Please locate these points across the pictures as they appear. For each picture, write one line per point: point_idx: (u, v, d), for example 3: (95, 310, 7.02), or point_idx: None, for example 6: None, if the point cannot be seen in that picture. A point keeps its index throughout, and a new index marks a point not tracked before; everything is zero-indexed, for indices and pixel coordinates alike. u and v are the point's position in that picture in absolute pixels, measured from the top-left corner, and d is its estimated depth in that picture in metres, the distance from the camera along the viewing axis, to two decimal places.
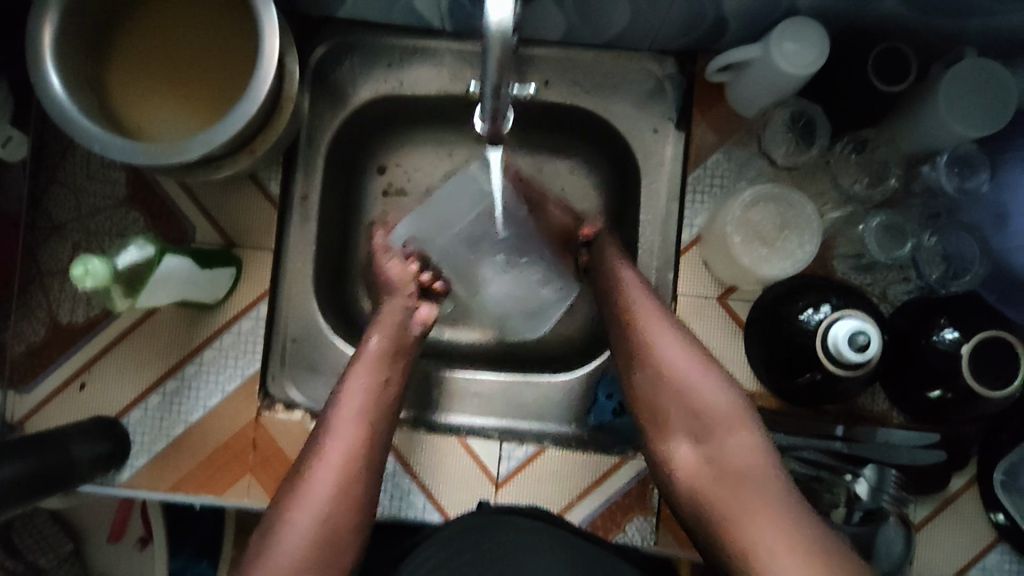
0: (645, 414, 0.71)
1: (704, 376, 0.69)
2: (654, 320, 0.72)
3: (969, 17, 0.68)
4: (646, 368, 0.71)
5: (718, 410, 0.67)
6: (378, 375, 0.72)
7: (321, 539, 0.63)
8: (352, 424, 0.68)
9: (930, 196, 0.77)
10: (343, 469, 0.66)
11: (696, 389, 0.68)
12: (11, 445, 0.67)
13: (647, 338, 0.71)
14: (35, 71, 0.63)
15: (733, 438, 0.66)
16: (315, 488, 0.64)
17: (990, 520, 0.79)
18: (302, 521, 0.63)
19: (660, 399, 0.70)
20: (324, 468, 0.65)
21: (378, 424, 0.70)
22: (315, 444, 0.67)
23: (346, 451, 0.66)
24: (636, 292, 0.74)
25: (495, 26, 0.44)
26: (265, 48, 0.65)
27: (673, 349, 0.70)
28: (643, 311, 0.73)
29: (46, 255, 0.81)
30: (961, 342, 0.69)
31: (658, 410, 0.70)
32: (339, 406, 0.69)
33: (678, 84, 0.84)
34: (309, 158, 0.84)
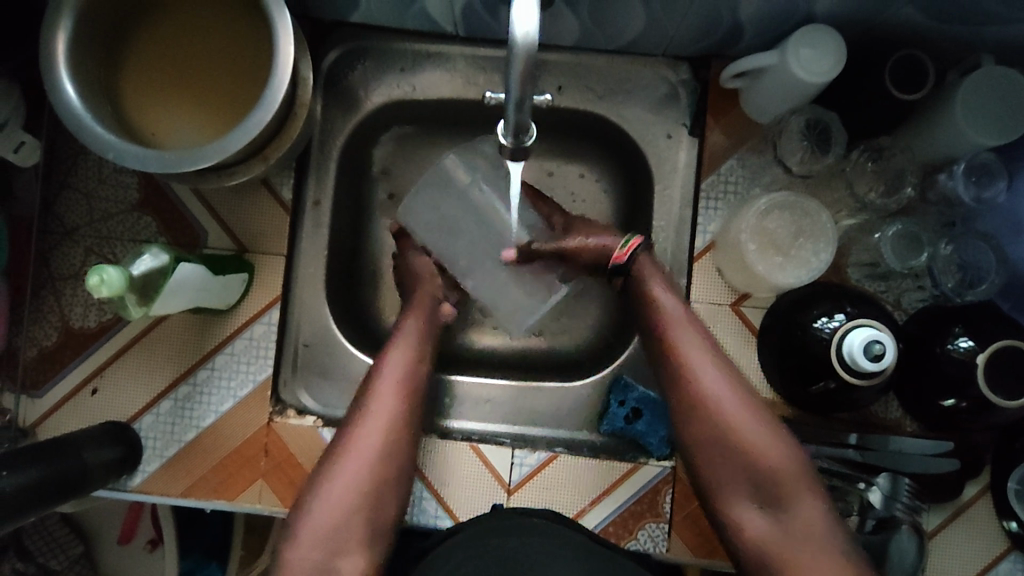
0: (701, 461, 0.68)
1: (768, 438, 0.66)
2: (714, 377, 0.69)
3: (986, 25, 0.68)
4: (707, 427, 0.67)
5: (787, 474, 0.64)
6: (412, 351, 0.75)
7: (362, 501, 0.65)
8: (393, 390, 0.71)
9: (946, 204, 0.77)
10: (386, 431, 0.69)
11: (755, 446, 0.66)
12: (27, 451, 0.67)
13: (709, 398, 0.68)
14: (49, 79, 0.63)
15: (802, 506, 0.63)
16: (361, 445, 0.67)
17: (1003, 527, 0.79)
18: (346, 481, 0.66)
19: (721, 458, 0.67)
20: (367, 434, 0.68)
21: (415, 402, 0.72)
22: (358, 407, 0.70)
23: (388, 415, 0.69)
24: (682, 334, 0.71)
25: (520, 39, 0.44)
26: (279, 55, 0.65)
27: (735, 409, 0.67)
28: (701, 368, 0.69)
29: (58, 259, 0.81)
30: (976, 351, 0.69)
31: (721, 468, 0.67)
32: (378, 376, 0.72)
33: (692, 90, 0.83)
34: (321, 163, 0.84)
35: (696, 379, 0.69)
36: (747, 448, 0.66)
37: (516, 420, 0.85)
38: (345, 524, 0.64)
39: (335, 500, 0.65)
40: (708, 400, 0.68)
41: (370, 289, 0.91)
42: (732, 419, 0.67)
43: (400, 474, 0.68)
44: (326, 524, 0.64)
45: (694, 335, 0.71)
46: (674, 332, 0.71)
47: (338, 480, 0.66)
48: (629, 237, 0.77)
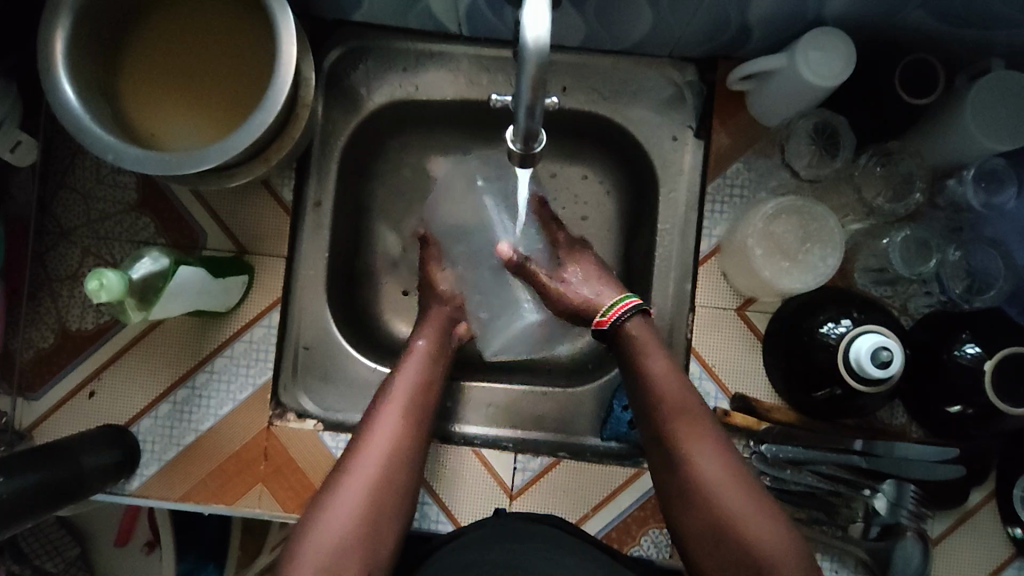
0: (693, 538, 0.63)
1: (762, 523, 0.60)
2: (706, 454, 0.63)
3: (998, 30, 0.67)
4: (699, 507, 0.62)
5: (782, 564, 0.59)
6: (422, 375, 0.73)
7: (363, 525, 0.63)
8: (398, 413, 0.69)
9: (954, 210, 0.76)
10: (388, 456, 0.66)
11: (743, 528, 0.60)
12: (26, 456, 0.66)
13: (701, 481, 0.63)
14: (48, 79, 0.62)
15: None
16: (359, 469, 0.65)
17: (1008, 534, 0.78)
18: (349, 501, 0.63)
19: (711, 539, 0.62)
20: (367, 456, 0.65)
21: (422, 424, 0.70)
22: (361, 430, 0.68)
23: (391, 437, 0.67)
24: (672, 397, 0.66)
25: (532, 44, 0.43)
26: (282, 56, 0.63)
27: (729, 492, 0.62)
28: (693, 446, 0.64)
29: (54, 260, 0.79)
30: (983, 358, 0.69)
31: (712, 553, 0.62)
32: (389, 395, 0.70)
33: (698, 91, 0.82)
34: (323, 164, 0.83)
35: (687, 459, 0.63)
36: (738, 535, 0.60)
37: (518, 424, 0.85)
38: (346, 547, 0.61)
39: (336, 520, 0.62)
40: (699, 481, 0.63)
41: (372, 291, 0.90)
42: (724, 503, 0.61)
43: (397, 504, 0.65)
44: (326, 546, 0.61)
45: (688, 409, 0.65)
46: (667, 404, 0.66)
47: (340, 500, 0.63)
48: (617, 300, 0.71)
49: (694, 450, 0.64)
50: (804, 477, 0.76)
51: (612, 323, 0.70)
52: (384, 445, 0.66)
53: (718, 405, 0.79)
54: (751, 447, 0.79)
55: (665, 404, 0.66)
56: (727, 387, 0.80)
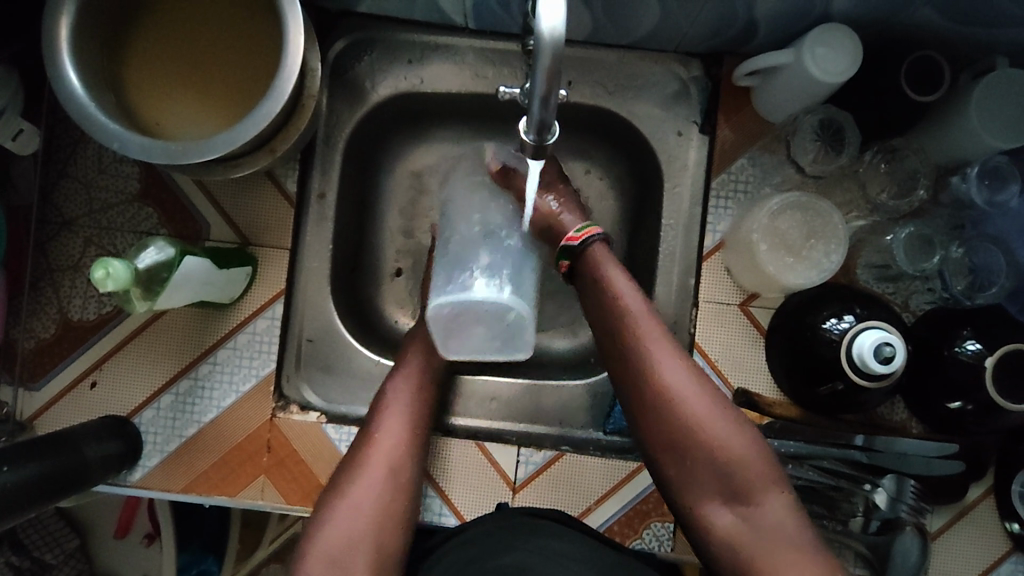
0: (665, 454, 0.65)
1: (732, 432, 0.63)
2: (678, 368, 0.65)
3: (1004, 28, 0.67)
4: (675, 424, 0.64)
5: (755, 470, 0.62)
6: (415, 390, 0.75)
7: (375, 524, 0.64)
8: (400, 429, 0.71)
9: (957, 207, 0.77)
10: (394, 469, 0.68)
11: (713, 433, 0.63)
12: (28, 445, 0.65)
13: (676, 395, 0.64)
14: (52, 66, 0.61)
15: (769, 499, 0.62)
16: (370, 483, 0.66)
17: (1006, 529, 0.79)
18: (358, 503, 0.65)
19: (685, 454, 0.64)
20: (376, 469, 0.67)
21: (416, 424, 0.72)
22: (366, 447, 0.69)
23: (396, 452, 0.69)
24: (635, 309, 0.67)
25: (548, 35, 0.43)
26: (290, 46, 0.63)
27: (703, 402, 0.64)
28: (664, 354, 0.65)
29: (56, 250, 0.79)
30: (984, 354, 0.69)
31: (683, 470, 0.64)
32: (386, 405, 0.73)
33: (703, 86, 0.83)
34: (327, 155, 0.82)
35: (659, 375, 0.64)
36: (712, 448, 0.63)
37: (520, 418, 0.85)
38: (357, 545, 0.63)
39: (347, 520, 0.64)
40: (674, 397, 0.64)
41: (374, 284, 0.90)
42: (701, 416, 0.63)
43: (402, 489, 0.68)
44: (338, 546, 0.62)
45: (657, 326, 0.66)
46: (638, 326, 0.66)
47: (350, 502, 0.65)
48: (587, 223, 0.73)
49: (668, 368, 0.65)
50: (805, 472, 0.76)
51: (582, 238, 0.72)
52: (387, 448, 0.69)
53: None
54: None
55: (634, 324, 0.66)
56: (729, 382, 0.80)
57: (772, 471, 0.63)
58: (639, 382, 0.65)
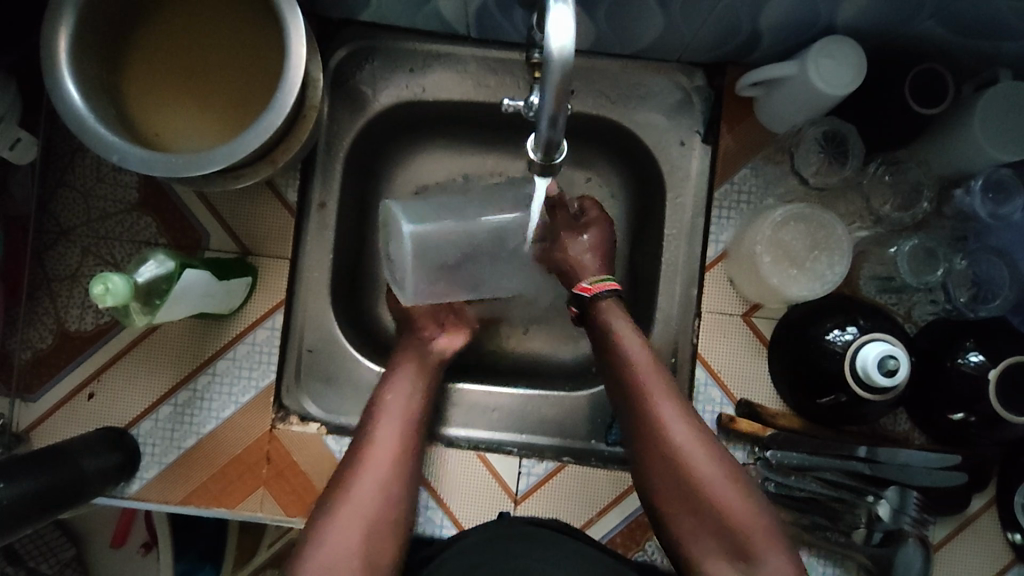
0: (670, 509, 0.67)
1: (733, 491, 0.64)
2: (686, 430, 0.66)
3: (1008, 41, 0.67)
4: (678, 479, 0.66)
5: (754, 530, 0.63)
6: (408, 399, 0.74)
7: (371, 531, 0.64)
8: (392, 435, 0.70)
9: (961, 220, 0.77)
10: (382, 482, 0.67)
11: (715, 491, 0.64)
12: (24, 461, 0.64)
13: (678, 452, 0.66)
14: (51, 77, 0.61)
15: (769, 559, 0.62)
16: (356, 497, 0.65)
17: (1008, 540, 0.79)
18: (352, 508, 0.65)
19: (688, 508, 0.66)
20: (362, 484, 0.66)
21: (416, 429, 0.72)
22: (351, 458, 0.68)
23: (385, 462, 0.68)
24: (642, 364, 0.69)
25: (557, 51, 0.43)
26: (292, 57, 0.63)
27: (705, 462, 0.65)
28: (668, 411, 0.67)
29: (53, 260, 0.78)
30: (987, 366, 0.69)
31: (688, 524, 0.66)
32: (383, 406, 0.72)
33: (706, 96, 0.82)
34: (328, 165, 0.82)
35: (665, 431, 0.66)
36: (712, 506, 0.64)
37: (522, 429, 0.84)
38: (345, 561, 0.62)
39: (343, 524, 0.64)
40: (676, 453, 0.66)
41: (374, 293, 0.90)
42: (705, 475, 0.65)
43: (403, 499, 0.68)
44: (334, 550, 0.62)
45: (664, 384, 0.68)
46: (643, 381, 0.68)
47: (347, 505, 0.65)
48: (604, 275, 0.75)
49: (671, 426, 0.66)
50: (808, 484, 0.76)
51: (597, 289, 0.74)
52: (385, 452, 0.69)
53: (723, 410, 0.80)
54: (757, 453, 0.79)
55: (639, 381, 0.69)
56: (731, 393, 0.80)
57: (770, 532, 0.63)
58: (647, 438, 0.67)
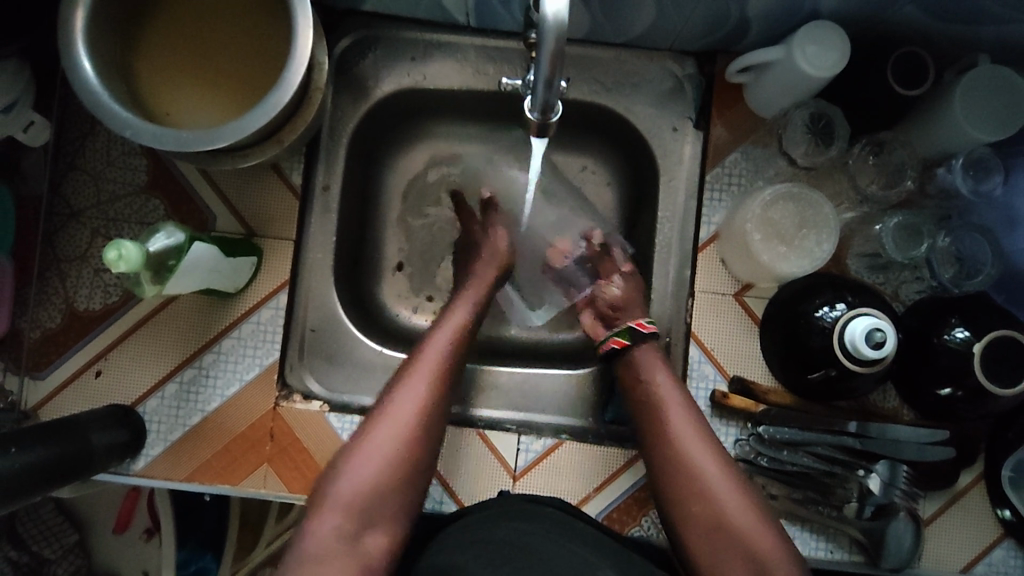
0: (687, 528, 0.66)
1: (751, 516, 0.65)
2: (703, 452, 0.68)
3: (985, 25, 0.70)
4: (693, 498, 0.66)
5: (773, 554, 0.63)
6: (455, 339, 0.74)
7: (397, 465, 0.65)
8: (432, 370, 0.70)
9: (943, 198, 0.79)
10: (417, 417, 0.67)
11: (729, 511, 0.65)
12: (36, 431, 0.66)
13: (696, 473, 0.67)
14: (68, 56, 0.63)
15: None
16: (388, 428, 0.66)
17: (997, 516, 0.81)
18: (383, 439, 0.66)
19: (702, 527, 0.66)
20: (396, 414, 0.67)
21: (449, 379, 0.71)
22: (392, 387, 0.69)
23: (420, 397, 0.68)
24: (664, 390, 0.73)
25: (551, 17, 0.45)
26: (298, 39, 0.65)
27: (724, 483, 0.67)
28: (683, 433, 0.69)
29: (64, 241, 0.81)
30: (972, 341, 0.71)
31: (702, 542, 0.65)
32: (425, 349, 0.72)
33: (697, 83, 0.85)
34: (331, 149, 0.84)
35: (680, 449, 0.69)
36: (726, 524, 0.65)
37: (521, 407, 0.86)
38: (371, 494, 0.64)
39: (365, 466, 0.64)
40: (691, 474, 0.67)
41: (376, 275, 0.92)
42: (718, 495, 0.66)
43: (426, 452, 0.67)
44: (353, 494, 0.63)
45: (686, 413, 0.71)
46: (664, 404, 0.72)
47: (370, 448, 0.65)
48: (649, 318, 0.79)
49: (689, 449, 0.68)
50: (800, 458, 0.78)
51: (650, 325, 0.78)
52: (413, 398, 0.68)
53: (717, 386, 0.82)
54: (750, 428, 0.81)
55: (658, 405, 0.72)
56: (724, 369, 0.82)
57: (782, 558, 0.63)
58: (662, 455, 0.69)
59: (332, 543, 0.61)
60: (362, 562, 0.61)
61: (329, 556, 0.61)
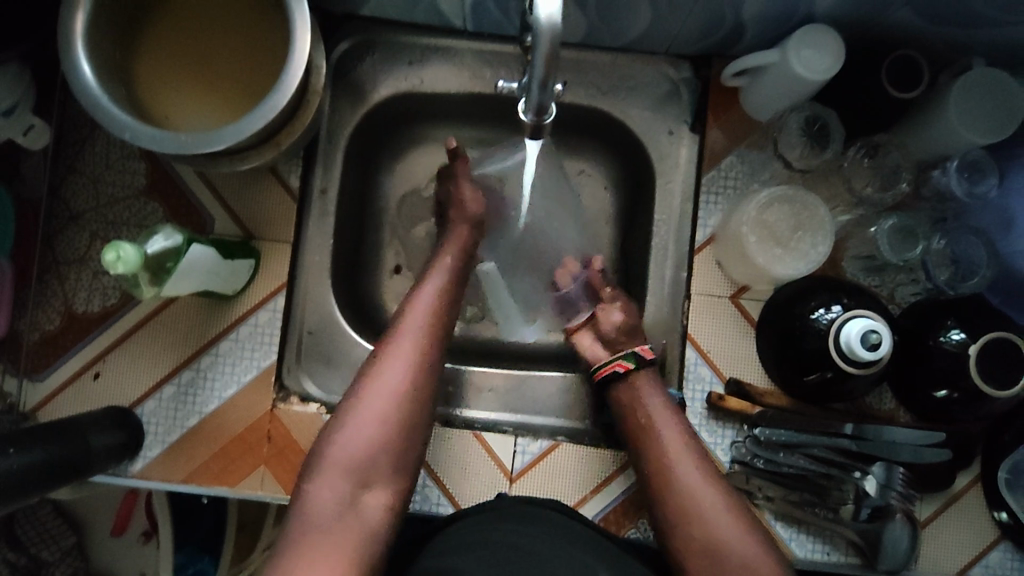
0: (672, 524, 0.67)
1: (735, 520, 0.66)
2: (687, 461, 0.69)
3: (978, 28, 0.70)
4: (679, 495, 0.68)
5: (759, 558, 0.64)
6: (439, 298, 0.75)
7: (392, 421, 0.66)
8: (416, 327, 0.71)
9: (939, 201, 0.80)
10: (407, 373, 0.68)
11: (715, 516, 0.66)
12: (36, 432, 0.67)
13: (680, 480, 0.68)
14: (67, 60, 0.64)
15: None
16: (380, 385, 0.67)
17: (994, 518, 0.81)
18: (376, 396, 0.66)
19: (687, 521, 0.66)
20: (387, 371, 0.67)
21: (435, 344, 0.71)
22: (380, 346, 0.70)
23: (408, 354, 0.69)
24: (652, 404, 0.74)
25: (544, 20, 0.46)
26: (296, 42, 0.66)
27: (708, 489, 0.68)
28: (670, 443, 0.71)
29: (63, 244, 0.81)
30: (968, 343, 0.72)
31: (689, 541, 0.66)
32: (410, 308, 0.73)
33: (693, 87, 0.85)
34: (329, 152, 0.85)
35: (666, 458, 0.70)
36: (707, 519, 0.66)
37: (518, 409, 0.86)
38: (368, 451, 0.64)
39: (360, 425, 0.65)
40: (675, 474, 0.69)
41: (375, 278, 0.93)
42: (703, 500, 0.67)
43: (419, 415, 0.67)
44: (350, 453, 0.64)
45: (673, 426, 0.73)
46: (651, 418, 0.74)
47: (363, 412, 0.65)
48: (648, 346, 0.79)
49: (674, 453, 0.71)
50: (796, 460, 0.78)
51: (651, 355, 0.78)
52: (402, 362, 0.68)
53: (713, 389, 0.82)
54: (746, 430, 0.81)
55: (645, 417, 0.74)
56: (721, 371, 0.82)
57: (771, 555, 0.64)
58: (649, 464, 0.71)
59: (331, 506, 0.61)
60: (364, 524, 0.62)
61: (333, 517, 0.61)
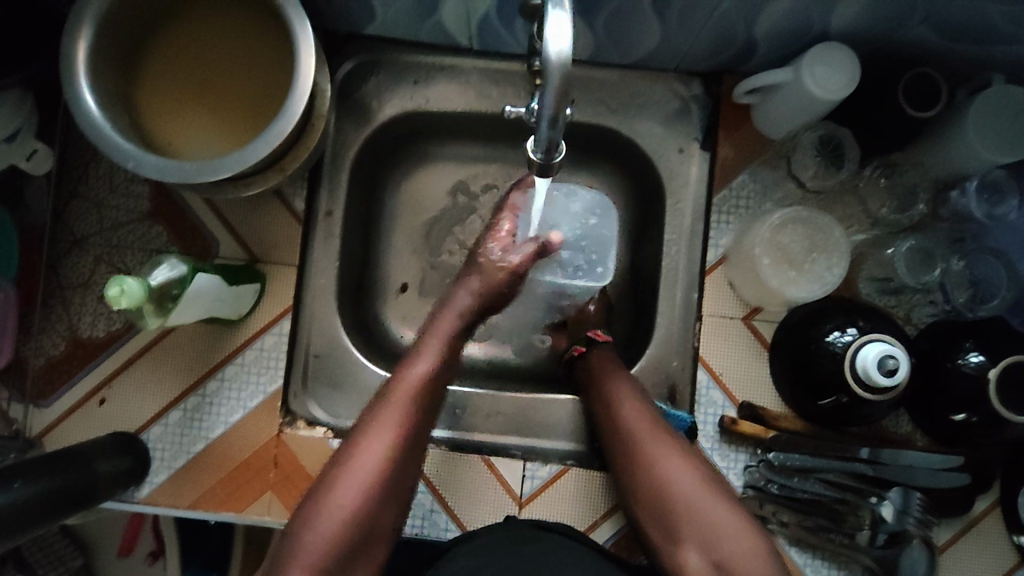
0: (653, 522, 0.68)
1: (701, 489, 0.67)
2: (654, 436, 0.71)
3: (997, 45, 0.68)
4: (683, 522, 0.66)
5: (728, 524, 0.64)
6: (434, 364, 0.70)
7: (370, 504, 0.62)
8: (402, 404, 0.66)
9: (957, 221, 0.78)
10: (389, 453, 0.64)
11: (684, 489, 0.67)
12: (38, 463, 0.65)
13: (647, 458, 0.70)
14: (70, 89, 0.63)
15: (740, 535, 0.63)
16: (359, 468, 0.63)
17: (1013, 542, 0.79)
18: (352, 482, 0.62)
19: (676, 526, 0.66)
20: (368, 453, 0.63)
21: (423, 407, 0.67)
22: (363, 424, 0.65)
23: (392, 434, 0.64)
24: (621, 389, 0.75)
25: (555, 56, 0.44)
26: (301, 67, 0.64)
27: (672, 459, 0.69)
28: (636, 420, 0.72)
29: (67, 269, 0.80)
30: (987, 366, 0.70)
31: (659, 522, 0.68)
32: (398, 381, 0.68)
33: (703, 104, 0.84)
34: (334, 174, 0.83)
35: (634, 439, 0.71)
36: (675, 505, 0.67)
37: (526, 432, 0.85)
38: (344, 537, 0.60)
39: (336, 514, 0.60)
40: (652, 468, 0.69)
41: (382, 298, 0.91)
42: (669, 472, 0.68)
43: (398, 491, 0.64)
44: (325, 543, 0.59)
45: (637, 403, 0.73)
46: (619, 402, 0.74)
47: (341, 495, 0.61)
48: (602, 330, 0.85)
49: (640, 428, 0.71)
50: (811, 485, 0.76)
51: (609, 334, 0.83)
52: (387, 433, 0.64)
53: (725, 413, 0.80)
54: (760, 454, 0.79)
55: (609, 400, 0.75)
56: (733, 396, 0.81)
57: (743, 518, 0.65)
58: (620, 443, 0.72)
59: None
60: None
61: None
